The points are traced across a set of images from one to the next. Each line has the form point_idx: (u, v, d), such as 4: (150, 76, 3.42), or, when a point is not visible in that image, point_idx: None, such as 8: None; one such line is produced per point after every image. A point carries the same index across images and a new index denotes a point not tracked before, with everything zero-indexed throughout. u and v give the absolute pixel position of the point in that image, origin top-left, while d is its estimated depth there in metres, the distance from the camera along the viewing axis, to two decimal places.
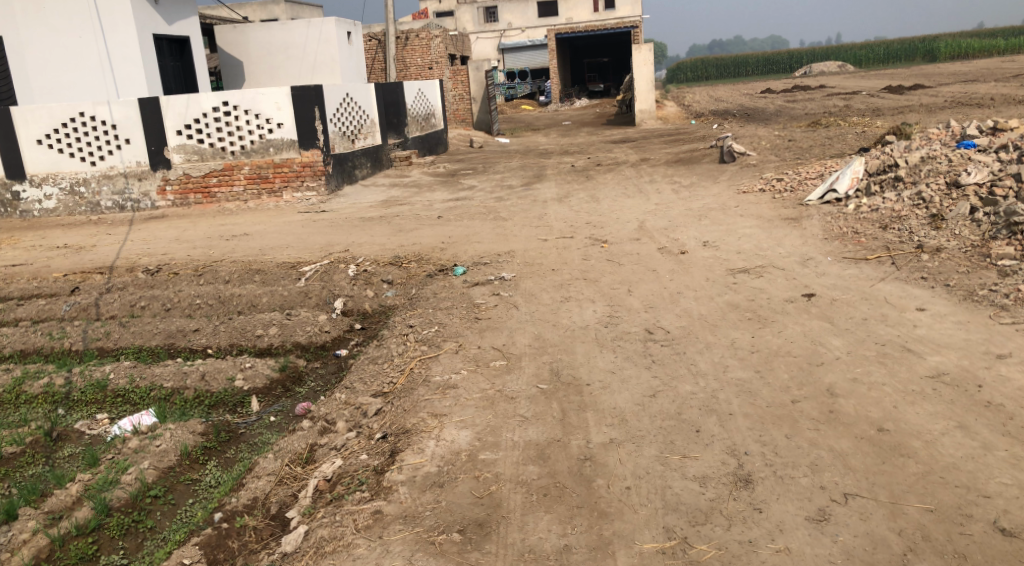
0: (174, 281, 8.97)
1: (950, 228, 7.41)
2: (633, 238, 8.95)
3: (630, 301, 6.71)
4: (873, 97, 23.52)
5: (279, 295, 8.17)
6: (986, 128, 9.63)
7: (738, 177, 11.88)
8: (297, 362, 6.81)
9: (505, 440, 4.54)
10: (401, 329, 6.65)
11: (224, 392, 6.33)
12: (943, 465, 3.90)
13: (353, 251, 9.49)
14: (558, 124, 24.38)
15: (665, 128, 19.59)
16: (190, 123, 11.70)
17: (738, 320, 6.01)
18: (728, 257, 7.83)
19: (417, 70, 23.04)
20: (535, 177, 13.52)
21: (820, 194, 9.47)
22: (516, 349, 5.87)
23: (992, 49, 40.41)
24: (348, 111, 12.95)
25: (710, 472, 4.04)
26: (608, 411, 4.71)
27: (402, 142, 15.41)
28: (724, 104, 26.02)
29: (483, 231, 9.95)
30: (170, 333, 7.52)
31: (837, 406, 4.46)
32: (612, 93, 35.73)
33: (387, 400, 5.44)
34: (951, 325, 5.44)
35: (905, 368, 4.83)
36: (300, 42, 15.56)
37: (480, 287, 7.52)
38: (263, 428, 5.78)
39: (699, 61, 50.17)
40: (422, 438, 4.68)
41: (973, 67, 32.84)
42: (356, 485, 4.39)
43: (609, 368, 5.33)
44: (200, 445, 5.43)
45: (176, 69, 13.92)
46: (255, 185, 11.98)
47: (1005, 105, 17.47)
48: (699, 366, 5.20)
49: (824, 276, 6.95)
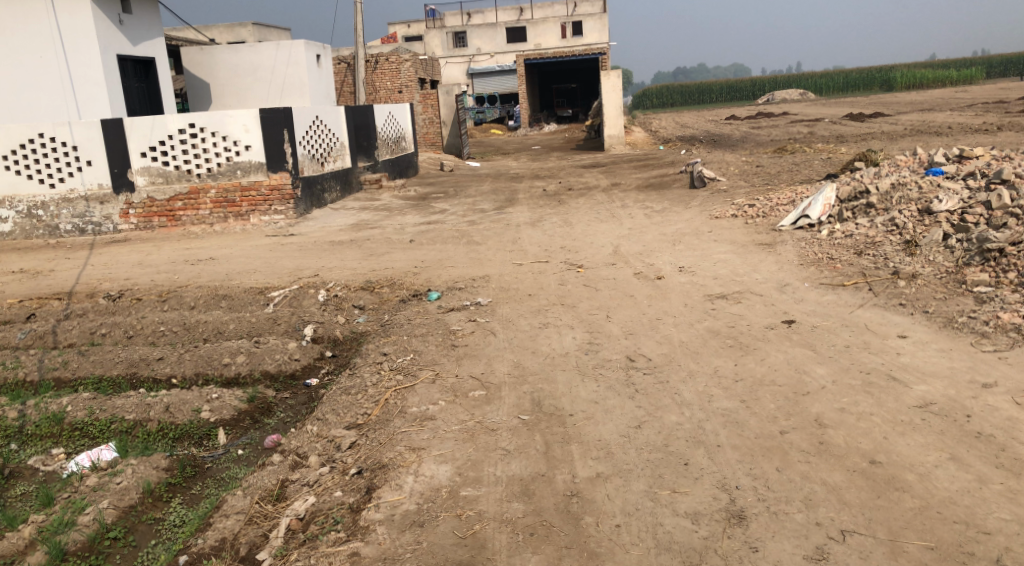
0: (136, 307, 8.69)
1: (924, 254, 7.42)
2: (609, 263, 8.87)
3: (609, 328, 6.59)
4: (835, 124, 23.90)
5: (246, 322, 7.94)
6: (952, 156, 9.73)
7: (710, 202, 11.90)
8: (266, 393, 6.58)
9: (487, 475, 4.37)
10: (375, 358, 6.46)
11: (189, 424, 6.09)
12: (941, 499, 3.81)
13: (323, 275, 9.28)
14: (527, 149, 24.40)
15: (634, 153, 19.68)
16: (155, 145, 11.47)
17: (719, 348, 5.91)
18: (705, 282, 7.77)
19: (386, 94, 22.95)
20: (508, 201, 13.43)
21: (793, 219, 9.47)
22: (494, 378, 5.71)
23: (946, 79, 41.58)
24: (318, 134, 12.78)
25: (702, 509, 3.91)
26: (593, 444, 4.57)
27: (372, 165, 15.25)
28: (690, 130, 26.27)
29: (457, 256, 9.80)
30: (132, 362, 7.25)
31: (827, 437, 4.36)
32: (580, 118, 35.95)
33: (361, 432, 5.25)
34: (933, 353, 5.40)
35: (893, 397, 4.75)
36: (269, 64, 15.38)
37: (456, 313, 7.35)
38: (230, 462, 5.56)
39: (665, 87, 50.73)
40: (400, 473, 4.49)
41: (929, 96, 33.69)
42: (331, 524, 4.19)
43: (592, 398, 5.19)
44: (164, 482, 5.19)
45: (140, 90, 13.65)
46: (222, 209, 11.71)
47: (964, 133, 17.83)
48: (684, 396, 5.08)
49: (802, 302, 6.91)
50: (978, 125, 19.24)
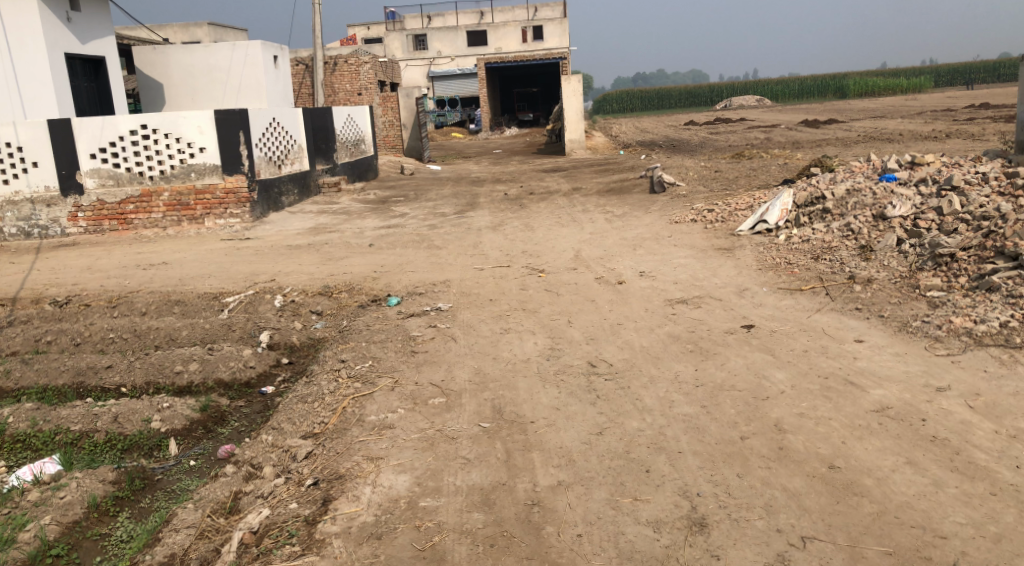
0: (84, 314, 8.44)
1: (878, 259, 7.52)
2: (569, 267, 8.85)
3: (570, 333, 6.56)
4: (791, 130, 24.25)
5: (200, 328, 7.75)
6: (905, 162, 9.90)
7: (670, 207, 11.96)
8: (220, 402, 6.42)
9: (447, 485, 4.29)
10: (332, 365, 6.34)
11: (138, 435, 5.91)
12: (899, 504, 3.83)
13: (280, 280, 9.12)
14: (488, 152, 24.34)
15: (594, 158, 19.75)
16: (105, 146, 11.17)
17: (680, 353, 5.91)
18: (665, 287, 7.78)
19: (346, 96, 22.72)
20: (468, 205, 13.37)
21: (751, 224, 9.54)
22: (455, 385, 5.63)
23: (897, 87, 42.53)
24: (275, 136, 12.57)
25: (664, 517, 3.88)
26: (554, 451, 4.52)
27: (330, 168, 15.06)
28: (650, 135, 26.46)
29: (416, 260, 9.70)
30: (79, 370, 7.04)
31: (786, 442, 4.37)
32: (541, 122, 36.01)
33: (317, 441, 5.13)
34: (889, 357, 5.45)
35: (851, 401, 4.78)
36: (224, 65, 15.10)
37: (415, 319, 7.26)
38: (182, 474, 5.42)
39: (624, 92, 51.06)
40: (357, 484, 4.39)
41: (881, 103, 34.40)
42: (285, 538, 4.08)
43: (553, 404, 5.14)
44: (111, 495, 5.02)
45: (90, 90, 13.30)
46: (175, 212, 11.45)
47: (915, 140, 18.20)
48: (645, 401, 5.06)
49: (761, 307, 6.95)
50: (928, 132, 19.66)
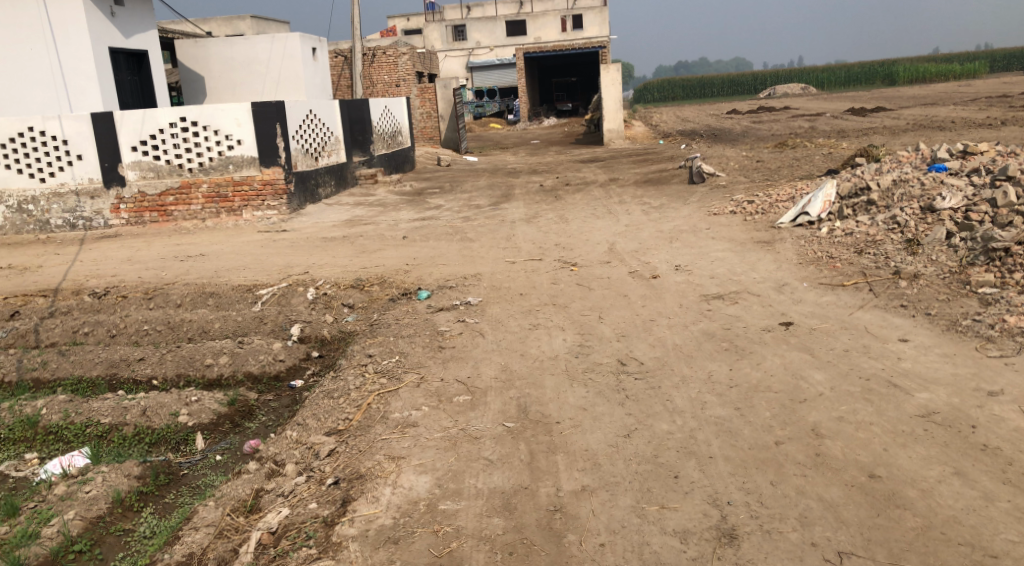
0: (121, 305, 8.49)
1: (926, 253, 7.21)
2: (603, 261, 8.66)
3: (601, 329, 6.39)
4: (836, 119, 23.65)
5: (232, 321, 7.74)
6: (956, 151, 9.51)
7: (709, 198, 11.69)
8: (248, 395, 6.38)
9: (468, 488, 4.17)
10: (359, 359, 6.25)
11: (165, 429, 5.89)
12: (944, 518, 3.61)
13: (313, 272, 9.09)
14: (526, 143, 24.17)
15: (632, 148, 19.46)
16: (146, 139, 11.27)
17: (714, 351, 5.71)
18: (701, 282, 7.56)
19: (384, 87, 22.72)
20: (503, 196, 13.24)
21: (792, 216, 9.24)
22: (481, 382, 5.51)
23: (948, 73, 41.21)
24: (312, 128, 12.56)
25: (692, 527, 3.71)
26: (579, 454, 4.37)
27: (367, 160, 15.06)
28: (691, 125, 25.99)
29: (449, 253, 9.60)
30: (112, 362, 7.06)
31: (823, 448, 4.16)
32: (580, 112, 35.66)
33: (340, 439, 5.05)
34: (936, 359, 5.18)
35: (894, 405, 4.55)
36: (263, 57, 15.14)
37: (445, 313, 7.15)
38: (207, 469, 5.38)
39: (666, 81, 50.33)
40: (377, 485, 4.29)
41: (931, 90, 33.36)
42: (303, 540, 4.00)
43: (580, 404, 4.99)
44: (135, 490, 4.99)
45: (133, 84, 13.41)
46: (214, 204, 11.52)
47: (965, 129, 17.59)
48: (675, 403, 4.89)
49: (800, 303, 6.70)
50: (980, 120, 18.98)
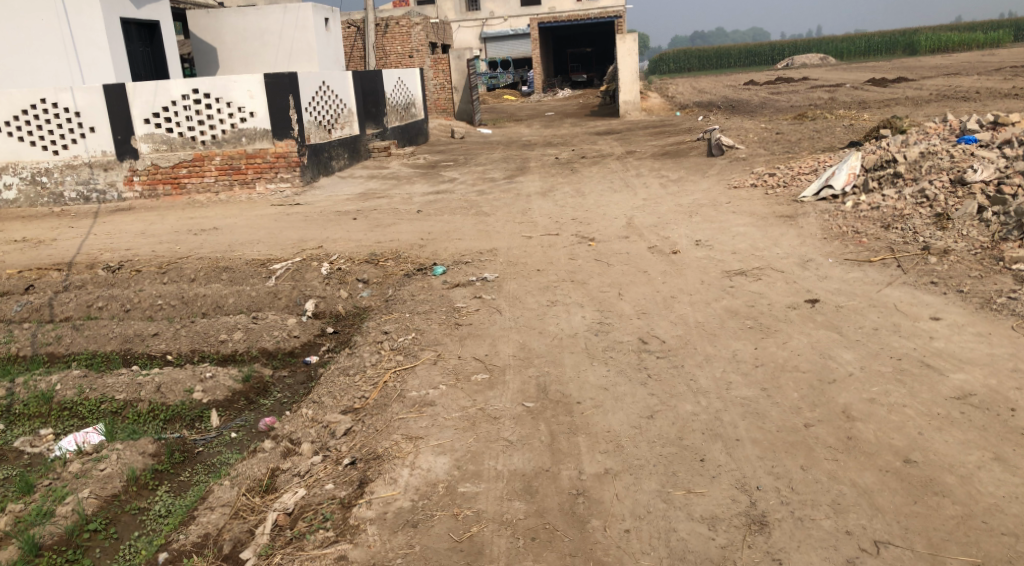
0: (135, 279, 8.41)
1: (956, 228, 7.01)
2: (622, 235, 8.50)
3: (621, 306, 6.26)
4: (856, 90, 23.16)
5: (246, 295, 7.65)
6: (986, 122, 9.25)
7: (728, 171, 11.47)
8: (262, 372, 6.30)
9: (487, 470, 4.07)
10: (375, 336, 6.14)
11: (180, 405, 5.81)
12: (985, 507, 3.48)
13: (327, 247, 8.97)
14: (540, 115, 23.85)
15: (649, 120, 19.14)
16: (158, 111, 11.14)
17: (738, 329, 5.56)
18: (723, 257, 7.40)
19: (397, 59, 22.44)
20: (519, 170, 13.05)
21: (816, 190, 9.03)
22: (499, 360, 5.40)
23: (971, 43, 40.28)
24: (325, 100, 12.40)
25: (720, 513, 3.60)
26: (601, 436, 4.26)
27: (380, 133, 14.90)
28: (708, 96, 25.56)
29: (465, 227, 9.47)
30: (126, 337, 7.00)
31: (855, 431, 4.03)
32: (595, 84, 35.17)
33: (357, 417, 4.95)
34: (970, 338, 5.01)
35: (928, 387, 4.40)
36: (276, 28, 14.93)
37: (461, 289, 7.03)
38: (222, 447, 5.32)
39: (682, 51, 49.50)
40: (395, 465, 4.20)
41: (954, 60, 32.59)
42: (319, 522, 3.92)
43: (601, 384, 4.87)
44: (150, 469, 4.92)
45: (145, 55, 13.26)
46: (227, 176, 11.41)
47: (992, 99, 17.14)
48: (700, 383, 4.76)
49: (826, 280, 6.53)
50: (1006, 90, 18.50)
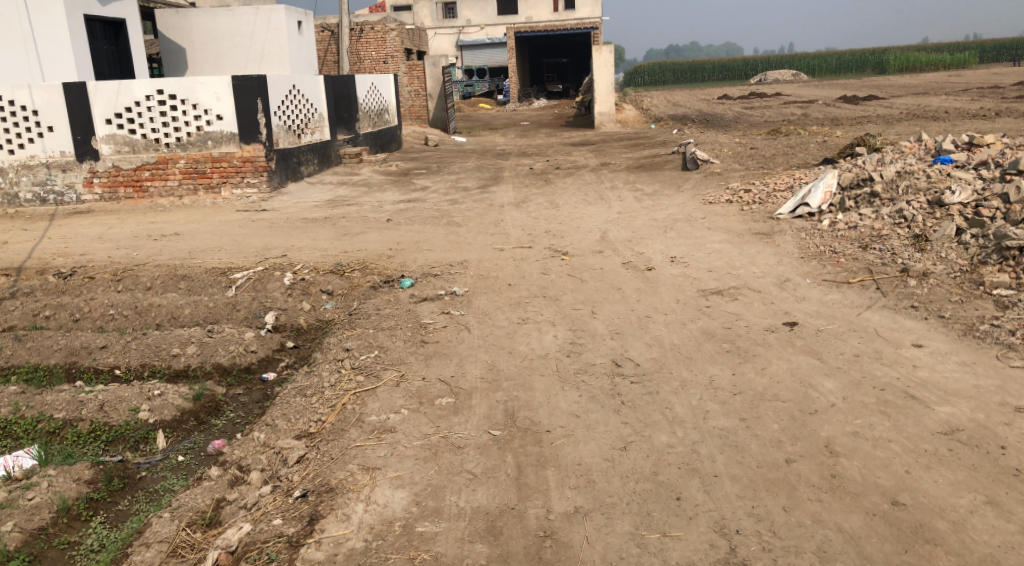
0: (87, 287, 8.00)
1: (935, 250, 6.85)
2: (595, 250, 8.27)
3: (594, 325, 6.01)
4: (828, 107, 23.24)
5: (203, 306, 7.29)
6: (962, 143, 9.17)
7: (704, 186, 11.31)
8: (215, 390, 5.96)
9: (448, 507, 3.80)
10: (335, 353, 5.82)
11: (124, 426, 5.44)
12: (980, 558, 3.28)
13: (291, 256, 8.63)
14: (515, 124, 23.62)
15: (623, 132, 19.01)
16: (121, 111, 10.73)
17: (715, 353, 5.33)
18: (698, 275, 7.19)
19: (371, 64, 22.11)
20: (492, 179, 12.80)
21: (791, 207, 8.86)
22: (465, 383, 5.11)
23: (938, 64, 40.81)
24: (295, 104, 12.05)
25: (697, 560, 3.37)
26: (571, 469, 4.01)
27: (352, 138, 14.55)
28: (682, 109, 25.54)
29: (435, 238, 9.18)
30: (73, 349, 6.63)
31: (839, 469, 3.81)
32: (571, 94, 35.06)
33: (311, 443, 4.64)
34: (955, 368, 4.82)
35: (913, 420, 4.19)
36: (247, 30, 14.56)
37: (429, 304, 6.74)
38: (167, 472, 4.98)
39: (656, 64, 49.80)
40: (349, 500, 3.92)
41: (923, 80, 32.95)
42: (263, 563, 3.62)
43: (572, 411, 4.61)
44: (84, 498, 4.57)
45: (109, 53, 12.81)
46: (192, 180, 11.02)
47: (961, 119, 17.23)
48: (676, 411, 4.51)
49: (804, 302, 6.34)
50: (974, 111, 18.63)
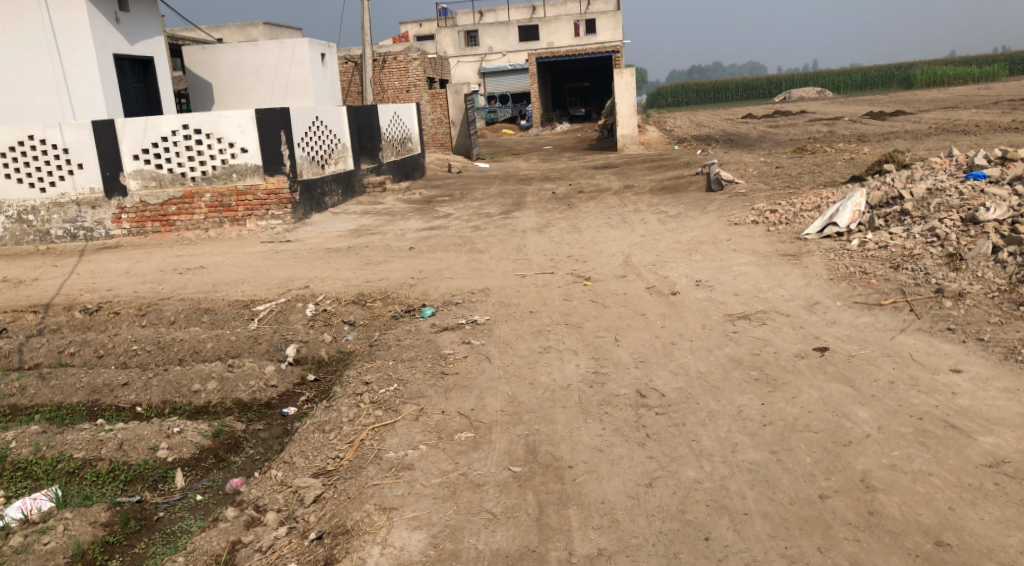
0: (112, 322, 8.01)
1: (971, 269, 6.62)
2: (619, 275, 8.12)
3: (617, 353, 5.87)
4: (854, 123, 22.98)
5: (225, 340, 7.24)
6: (995, 158, 8.93)
7: (729, 207, 11.13)
8: (234, 426, 5.88)
9: (466, 549, 3.71)
10: (355, 386, 5.72)
11: (142, 465, 5.37)
12: None
13: (313, 287, 8.58)
14: (538, 149, 23.59)
15: (647, 154, 18.91)
16: (148, 147, 10.83)
17: (743, 381, 5.16)
18: (724, 299, 7.02)
19: (394, 93, 22.25)
20: (514, 205, 12.72)
21: (819, 227, 8.66)
22: (486, 416, 4.99)
23: (966, 76, 40.31)
24: (318, 135, 12.11)
25: None
26: (594, 508, 3.88)
27: (375, 167, 14.58)
28: (706, 129, 25.41)
29: (457, 265, 9.10)
30: (95, 387, 6.58)
31: (877, 505, 3.64)
32: (594, 117, 35.10)
33: (328, 482, 4.53)
34: (997, 394, 4.60)
35: (954, 451, 4.00)
36: (272, 63, 14.70)
37: (450, 333, 6.62)
38: (185, 512, 4.90)
39: (679, 85, 49.72)
40: (365, 544, 3.83)
41: (951, 94, 32.54)
42: None
43: (595, 444, 4.47)
44: (99, 541, 4.53)
45: (138, 91, 12.97)
46: (217, 214, 11.05)
47: (991, 133, 16.93)
48: (702, 444, 4.35)
49: (835, 325, 6.14)
50: (1005, 124, 18.26)
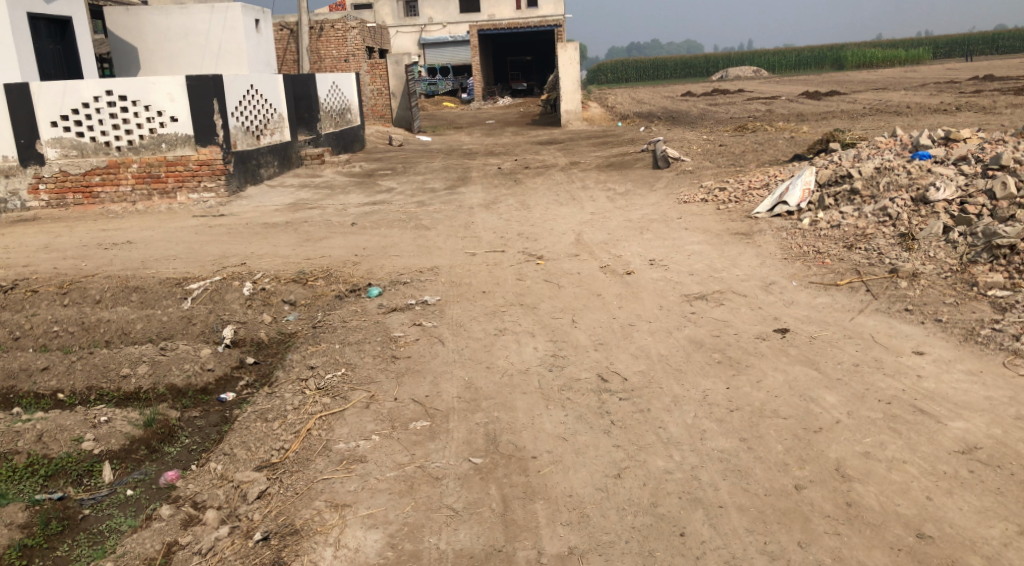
0: (31, 302, 7.45)
1: (923, 249, 6.61)
2: (571, 253, 7.91)
3: (575, 336, 5.66)
4: (792, 103, 23.22)
5: (156, 320, 6.77)
6: (938, 137, 8.98)
7: (677, 184, 11.02)
8: (168, 414, 5.48)
9: (427, 550, 3.49)
10: (298, 372, 5.38)
11: (65, 458, 4.95)
12: None
13: (250, 264, 8.14)
14: (480, 123, 23.15)
15: (591, 130, 18.71)
16: (68, 114, 10.13)
17: (706, 364, 5.00)
18: (680, 279, 6.87)
19: (332, 63, 21.53)
20: (460, 180, 12.39)
21: (769, 206, 8.59)
22: (441, 403, 4.73)
23: (895, 58, 41.22)
24: (253, 104, 11.52)
25: None
26: (562, 502, 3.69)
27: (313, 139, 14.04)
28: (647, 106, 25.36)
29: (402, 242, 8.75)
30: (11, 373, 6.09)
31: (855, 497, 3.56)
32: (535, 92, 34.85)
33: (273, 475, 4.21)
34: (961, 377, 4.56)
35: (926, 437, 3.94)
36: (202, 28, 13.96)
37: (399, 314, 6.31)
38: (114, 509, 4.54)
39: (619, 61, 49.68)
40: (317, 545, 3.58)
41: (881, 75, 33.28)
42: None
43: (559, 432, 4.26)
44: (16, 545, 4.17)
45: (57, 53, 12.15)
46: (145, 185, 10.44)
47: (923, 114, 17.28)
48: (670, 431, 4.17)
49: (794, 306, 6.05)
50: (936, 106, 18.63)
